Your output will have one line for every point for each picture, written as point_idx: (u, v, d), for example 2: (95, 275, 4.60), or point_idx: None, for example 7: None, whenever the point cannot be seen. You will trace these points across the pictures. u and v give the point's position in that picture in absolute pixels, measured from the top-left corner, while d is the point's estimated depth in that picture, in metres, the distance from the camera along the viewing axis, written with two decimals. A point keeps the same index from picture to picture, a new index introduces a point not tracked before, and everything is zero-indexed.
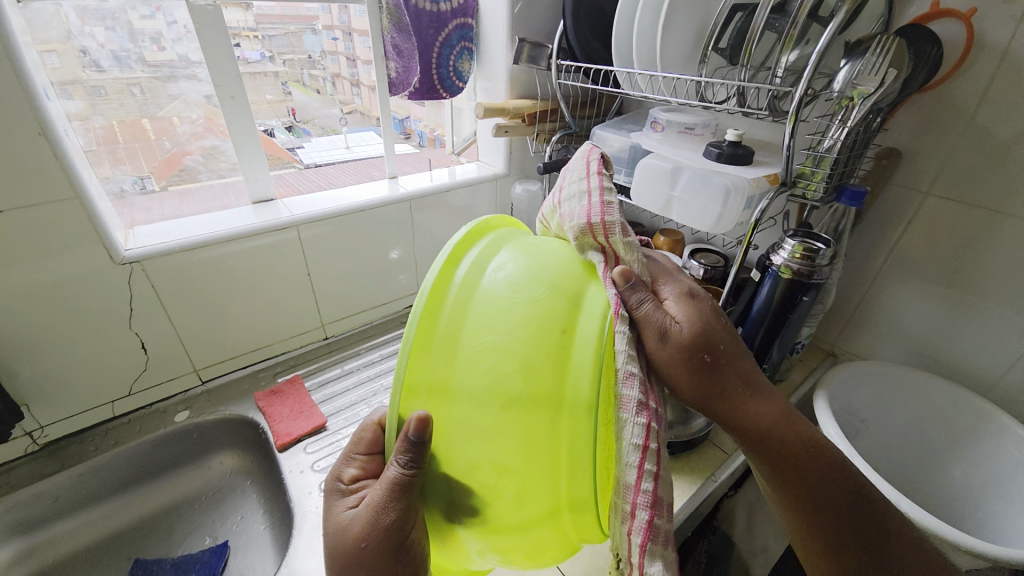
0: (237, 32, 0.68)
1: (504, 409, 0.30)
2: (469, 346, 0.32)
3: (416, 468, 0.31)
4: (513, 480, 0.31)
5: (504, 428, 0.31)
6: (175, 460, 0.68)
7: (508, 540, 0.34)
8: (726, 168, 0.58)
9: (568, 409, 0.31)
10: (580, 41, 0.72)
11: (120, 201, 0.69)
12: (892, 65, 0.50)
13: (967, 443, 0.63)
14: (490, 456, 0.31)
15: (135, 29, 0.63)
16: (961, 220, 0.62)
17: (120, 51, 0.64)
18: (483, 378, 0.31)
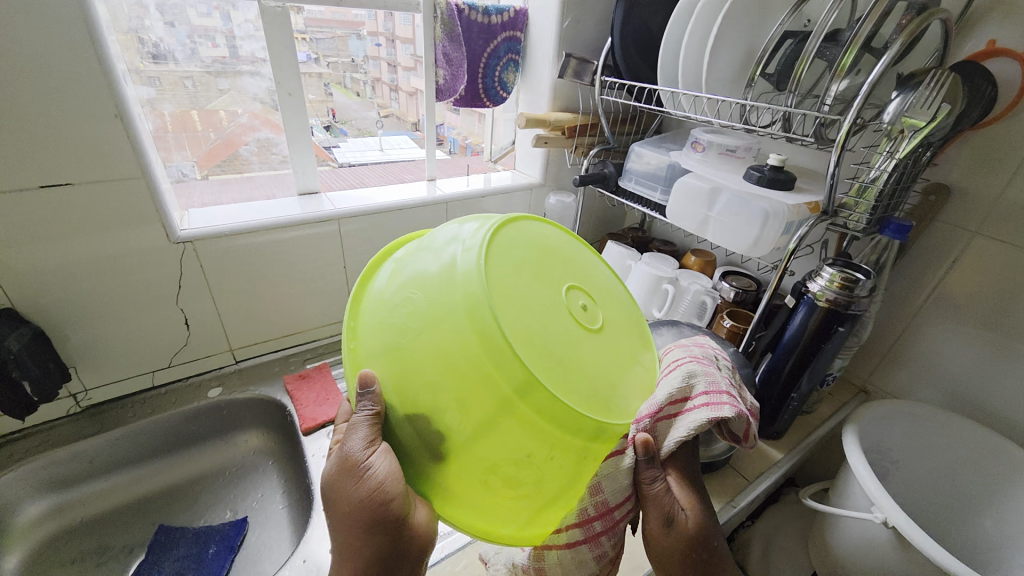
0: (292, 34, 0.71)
1: (416, 336, 0.32)
2: (387, 311, 0.35)
3: (372, 408, 0.33)
4: (446, 390, 0.31)
5: (421, 349, 0.32)
6: (204, 434, 0.71)
7: (489, 452, 0.31)
8: (765, 191, 0.57)
9: (464, 311, 0.31)
10: (626, 59, 0.73)
11: (180, 185, 0.73)
12: (945, 99, 0.50)
13: (1003, 495, 0.61)
14: (422, 378, 0.32)
15: (195, 26, 0.67)
16: (1010, 262, 0.60)
17: (182, 46, 0.67)
18: (397, 325, 0.34)
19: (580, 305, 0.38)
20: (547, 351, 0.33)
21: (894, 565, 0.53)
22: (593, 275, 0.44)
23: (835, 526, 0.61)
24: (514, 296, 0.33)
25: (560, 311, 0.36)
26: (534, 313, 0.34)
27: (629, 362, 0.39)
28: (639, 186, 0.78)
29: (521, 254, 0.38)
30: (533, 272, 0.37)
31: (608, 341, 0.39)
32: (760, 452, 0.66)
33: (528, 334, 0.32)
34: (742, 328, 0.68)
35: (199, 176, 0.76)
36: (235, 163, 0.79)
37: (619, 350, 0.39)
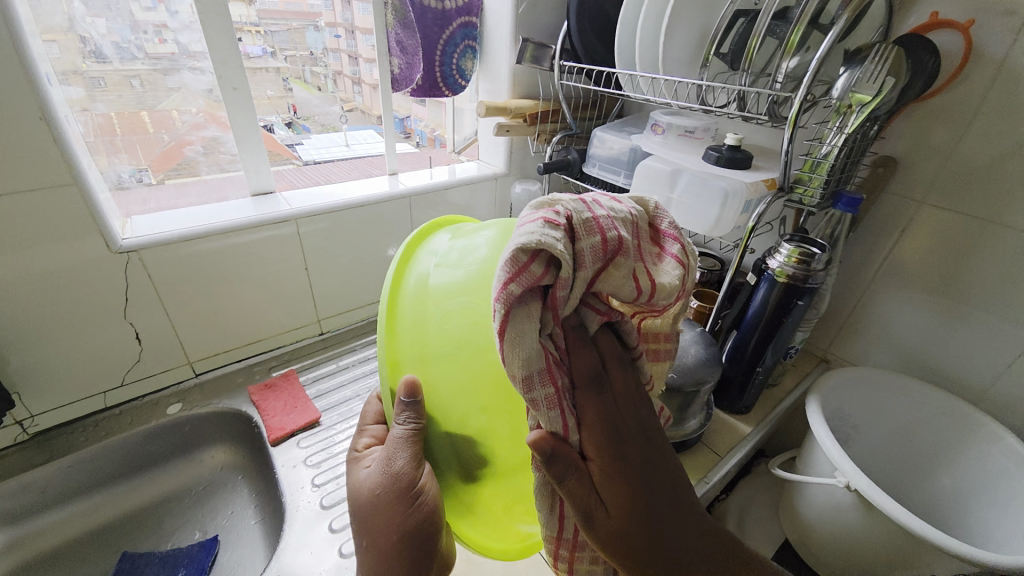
0: (241, 27, 0.69)
1: (478, 354, 0.33)
2: (436, 316, 0.35)
3: (415, 425, 0.34)
4: (504, 420, 0.32)
5: (481, 374, 0.32)
6: (166, 454, 0.68)
7: (527, 484, 0.34)
8: (722, 172, 0.58)
9: None
10: (583, 42, 0.73)
11: (119, 192, 0.69)
12: (890, 73, 0.51)
13: (957, 452, 0.64)
14: (476, 404, 0.33)
15: (137, 21, 0.63)
16: (955, 229, 0.62)
17: (123, 43, 0.63)
18: (453, 337, 0.34)
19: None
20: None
21: (859, 526, 0.55)
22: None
23: (803, 494, 0.63)
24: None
25: None
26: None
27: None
28: (603, 171, 0.78)
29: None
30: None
31: None
32: (730, 427, 0.67)
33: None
34: (709, 308, 0.70)
35: (155, 181, 0.73)
36: (190, 167, 0.75)
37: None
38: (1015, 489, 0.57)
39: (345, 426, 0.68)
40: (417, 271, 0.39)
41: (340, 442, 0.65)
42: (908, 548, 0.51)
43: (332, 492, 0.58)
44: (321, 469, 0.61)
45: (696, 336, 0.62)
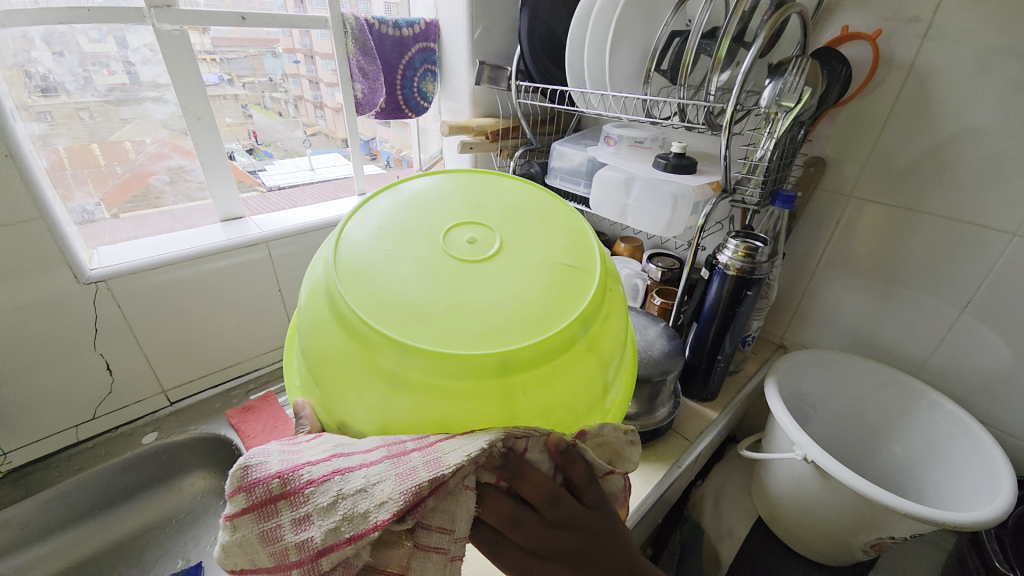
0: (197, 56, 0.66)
1: (304, 349, 0.35)
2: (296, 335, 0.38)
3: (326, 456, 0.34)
4: (338, 382, 0.32)
5: (308, 358, 0.34)
6: (143, 484, 0.66)
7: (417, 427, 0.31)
8: (671, 177, 0.63)
9: (325, 307, 0.33)
10: (536, 63, 0.77)
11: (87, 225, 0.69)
12: (807, 83, 0.56)
13: (905, 419, 0.70)
14: (318, 384, 0.34)
15: (88, 53, 0.62)
16: (881, 218, 0.69)
17: (73, 75, 0.63)
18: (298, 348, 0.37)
19: (465, 238, 0.35)
20: (429, 310, 0.31)
21: (819, 495, 0.60)
22: (504, 187, 0.40)
23: (769, 471, 0.67)
24: (377, 272, 0.32)
25: (441, 259, 0.33)
26: (408, 272, 0.32)
27: (550, 264, 0.34)
28: (564, 182, 0.82)
29: (410, 216, 0.36)
30: (419, 225, 0.35)
31: (514, 260, 0.34)
32: (698, 413, 0.72)
33: (370, 299, 0.31)
34: (671, 303, 0.75)
35: (109, 215, 0.71)
36: (150, 198, 0.75)
37: (530, 260, 0.34)
38: (958, 452, 0.63)
39: None
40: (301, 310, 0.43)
41: None
42: (863, 512, 0.56)
43: None
44: None
45: (659, 331, 0.66)
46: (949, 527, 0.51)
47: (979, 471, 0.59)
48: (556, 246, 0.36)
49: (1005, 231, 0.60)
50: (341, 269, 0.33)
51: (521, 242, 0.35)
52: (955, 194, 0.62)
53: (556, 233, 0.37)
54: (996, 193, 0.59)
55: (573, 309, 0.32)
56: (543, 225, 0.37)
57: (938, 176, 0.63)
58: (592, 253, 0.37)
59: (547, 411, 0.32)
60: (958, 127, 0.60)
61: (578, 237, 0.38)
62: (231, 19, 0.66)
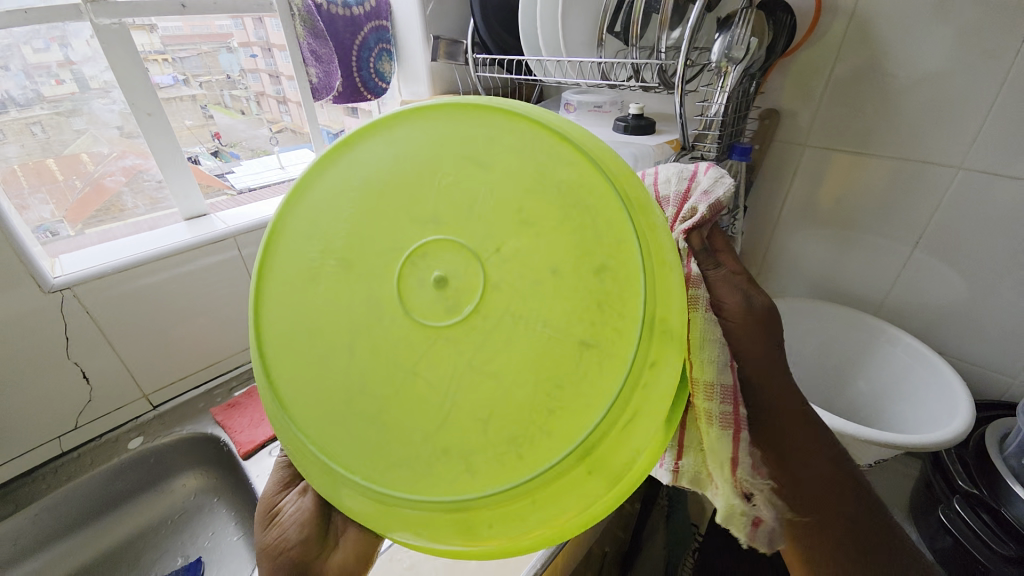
0: (146, 57, 0.65)
1: None
2: None
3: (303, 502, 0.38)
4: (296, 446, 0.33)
5: None
6: (136, 488, 0.67)
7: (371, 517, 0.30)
8: (633, 138, 0.65)
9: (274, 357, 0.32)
10: (491, 35, 0.76)
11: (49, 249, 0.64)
12: (753, 35, 0.57)
13: (867, 356, 0.74)
14: None
15: (33, 64, 0.59)
16: (833, 164, 0.72)
17: (19, 90, 0.59)
18: None
19: (434, 285, 0.29)
20: (384, 393, 0.29)
21: None
22: (515, 171, 0.30)
23: None
24: (321, 340, 0.31)
25: (400, 331, 0.30)
26: (356, 350, 0.30)
27: (549, 341, 0.28)
28: None
29: (366, 246, 0.31)
30: (369, 256, 0.31)
31: (489, 335, 0.29)
32: None
33: (316, 377, 0.31)
34: None
35: (74, 232, 0.67)
36: (113, 209, 0.71)
37: (517, 338, 0.28)
38: (919, 379, 0.67)
39: None
40: None
41: None
42: None
43: None
44: None
45: None
46: (909, 448, 0.54)
47: (936, 394, 0.63)
48: (559, 300, 0.28)
49: (950, 164, 0.63)
50: (287, 316, 0.32)
51: (506, 300, 0.29)
52: (902, 134, 0.65)
53: (565, 267, 0.28)
54: (938, 130, 0.62)
55: (563, 425, 0.28)
56: (555, 260, 0.28)
57: (884, 118, 0.65)
58: (624, 309, 0.28)
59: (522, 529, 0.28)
60: (904, 66, 0.61)
61: (613, 276, 0.28)
62: (171, 8, 0.64)
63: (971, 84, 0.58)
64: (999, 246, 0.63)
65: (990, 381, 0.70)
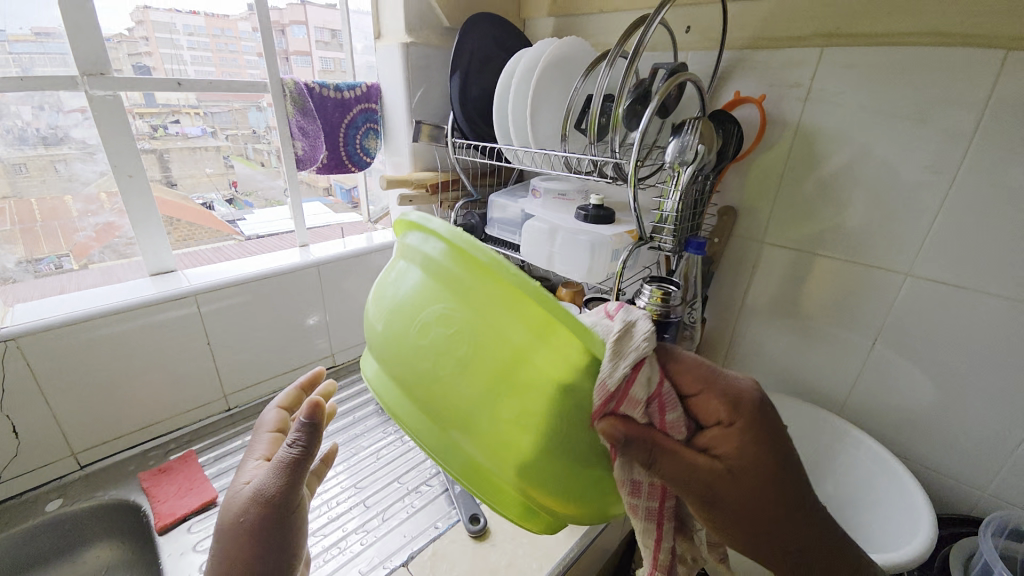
0: (177, 109, 0.73)
1: None
2: None
3: (298, 456, 0.39)
4: None
5: None
6: (47, 553, 0.62)
7: None
8: (591, 227, 0.67)
9: None
10: (469, 124, 0.82)
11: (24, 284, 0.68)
12: (703, 141, 0.61)
13: (833, 460, 0.71)
14: None
15: (67, 107, 0.63)
16: (790, 262, 0.74)
17: (48, 129, 0.63)
18: None
19: None
20: None
21: None
22: None
23: None
24: None
25: None
26: None
27: None
28: (503, 233, 0.85)
29: None
30: None
31: None
32: None
33: None
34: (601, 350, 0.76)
35: (76, 267, 0.73)
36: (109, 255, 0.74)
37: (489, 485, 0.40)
38: (882, 488, 0.64)
39: None
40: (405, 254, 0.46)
41: None
42: None
43: None
44: None
45: None
46: None
47: (901, 508, 0.60)
48: None
49: (898, 271, 0.64)
50: None
51: None
52: (851, 240, 0.67)
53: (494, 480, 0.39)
54: (884, 237, 0.64)
55: None
56: None
57: (834, 223, 0.68)
58: None
59: None
60: (848, 177, 0.65)
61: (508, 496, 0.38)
62: (166, 84, 0.69)
63: (910, 197, 0.61)
64: (954, 354, 0.63)
65: (961, 497, 0.67)
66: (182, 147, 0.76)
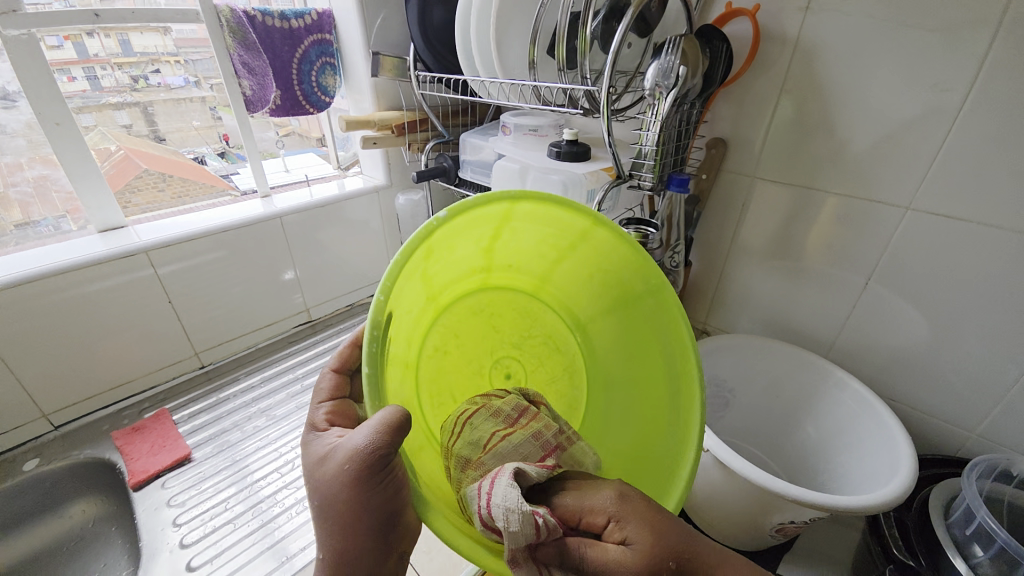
0: (158, 57, 0.72)
1: (549, 251, 0.46)
2: (509, 232, 0.43)
3: (372, 460, 0.30)
4: (551, 285, 0.50)
5: (537, 254, 0.47)
6: (29, 513, 0.62)
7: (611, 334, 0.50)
8: (564, 165, 0.62)
9: (524, 272, 0.49)
10: (433, 56, 0.75)
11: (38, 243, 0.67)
12: (686, 62, 0.54)
13: (816, 401, 0.70)
14: (550, 263, 0.48)
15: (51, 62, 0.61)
16: (782, 198, 0.68)
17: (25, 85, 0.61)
18: (530, 242, 0.45)
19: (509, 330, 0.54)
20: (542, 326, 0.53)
21: (723, 487, 0.58)
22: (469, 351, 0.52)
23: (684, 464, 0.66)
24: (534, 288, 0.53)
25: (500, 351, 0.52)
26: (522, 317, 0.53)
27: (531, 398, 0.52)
28: (476, 175, 0.79)
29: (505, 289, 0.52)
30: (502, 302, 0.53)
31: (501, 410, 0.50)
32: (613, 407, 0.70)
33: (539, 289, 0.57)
34: None
35: (75, 227, 0.70)
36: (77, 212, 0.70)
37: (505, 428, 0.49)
38: (864, 429, 0.63)
39: (220, 459, 0.65)
40: (449, 223, 0.36)
41: (210, 477, 0.62)
42: (761, 500, 0.54)
43: (196, 529, 0.56)
44: (187, 508, 0.58)
45: None
46: (838, 510, 0.50)
47: (881, 449, 0.59)
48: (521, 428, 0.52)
49: (898, 204, 0.59)
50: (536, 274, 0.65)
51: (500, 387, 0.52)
52: (849, 172, 0.61)
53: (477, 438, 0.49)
54: (886, 168, 0.58)
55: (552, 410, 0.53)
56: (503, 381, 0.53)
57: (832, 154, 0.62)
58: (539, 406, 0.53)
59: (617, 402, 0.50)
60: (850, 101, 0.58)
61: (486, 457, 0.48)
62: (83, 16, 0.61)
63: (917, 122, 0.55)
64: (955, 292, 0.59)
65: (945, 434, 0.66)
66: (166, 99, 0.76)
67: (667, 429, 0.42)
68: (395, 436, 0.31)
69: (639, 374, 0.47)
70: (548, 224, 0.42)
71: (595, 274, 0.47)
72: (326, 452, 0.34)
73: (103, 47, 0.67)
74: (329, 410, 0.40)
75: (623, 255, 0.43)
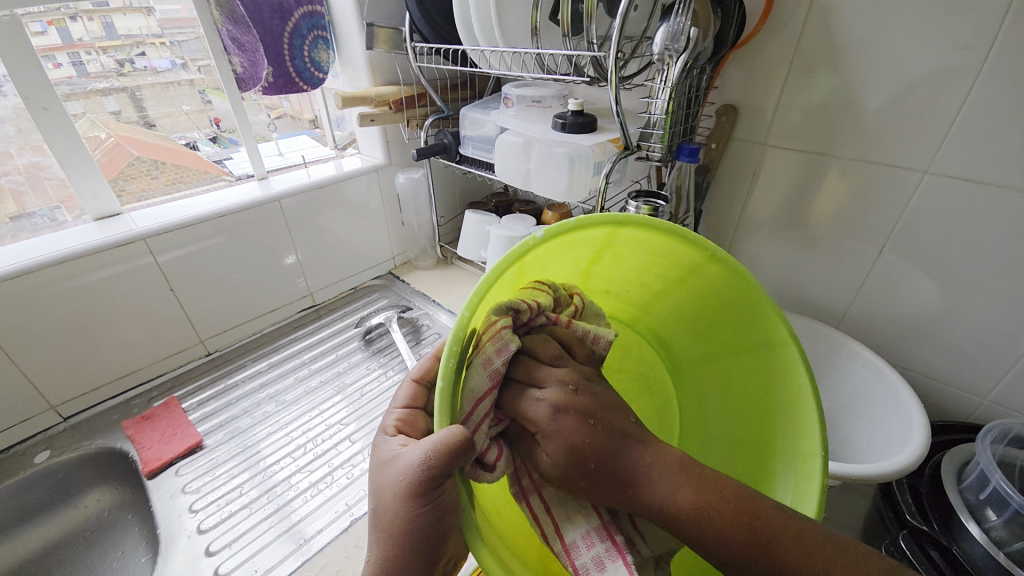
0: (141, 40, 0.70)
1: (649, 278, 0.44)
2: (611, 253, 0.40)
3: (426, 478, 0.29)
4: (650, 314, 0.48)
5: (636, 279, 0.44)
6: (43, 503, 0.63)
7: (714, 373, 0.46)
8: (570, 137, 0.60)
9: (624, 299, 0.47)
10: (429, 26, 0.72)
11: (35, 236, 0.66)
12: (696, 24, 0.51)
13: (826, 372, 0.69)
14: (648, 290, 0.45)
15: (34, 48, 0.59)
16: (794, 165, 0.66)
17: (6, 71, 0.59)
18: (630, 267, 0.42)
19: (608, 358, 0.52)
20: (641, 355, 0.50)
21: None
22: None
23: None
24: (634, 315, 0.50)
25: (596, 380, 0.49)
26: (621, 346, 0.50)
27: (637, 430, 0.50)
28: (478, 151, 0.77)
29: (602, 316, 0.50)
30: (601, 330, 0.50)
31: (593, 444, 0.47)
32: None
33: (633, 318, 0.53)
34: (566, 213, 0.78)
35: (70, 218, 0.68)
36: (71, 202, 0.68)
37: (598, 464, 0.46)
38: (876, 398, 0.62)
39: (232, 444, 0.65)
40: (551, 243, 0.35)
41: (223, 464, 0.62)
42: None
43: (212, 514, 0.57)
44: (201, 494, 0.59)
45: None
46: (853, 481, 0.50)
47: (893, 417, 0.59)
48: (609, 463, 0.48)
49: (915, 169, 0.57)
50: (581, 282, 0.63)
51: None
52: (865, 136, 0.59)
53: None
54: (904, 131, 0.56)
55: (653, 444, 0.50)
56: None
57: (847, 117, 0.60)
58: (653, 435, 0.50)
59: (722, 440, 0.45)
60: (867, 60, 0.56)
61: None
62: None
63: (939, 80, 0.52)
64: (971, 257, 0.57)
65: (956, 400, 0.66)
66: (154, 83, 0.74)
67: (780, 475, 0.38)
68: (449, 460, 0.29)
69: (744, 418, 0.43)
70: (645, 251, 0.40)
71: (699, 309, 0.44)
72: (389, 457, 0.34)
73: (85, 31, 0.65)
74: (400, 416, 0.41)
75: (726, 294, 0.41)
